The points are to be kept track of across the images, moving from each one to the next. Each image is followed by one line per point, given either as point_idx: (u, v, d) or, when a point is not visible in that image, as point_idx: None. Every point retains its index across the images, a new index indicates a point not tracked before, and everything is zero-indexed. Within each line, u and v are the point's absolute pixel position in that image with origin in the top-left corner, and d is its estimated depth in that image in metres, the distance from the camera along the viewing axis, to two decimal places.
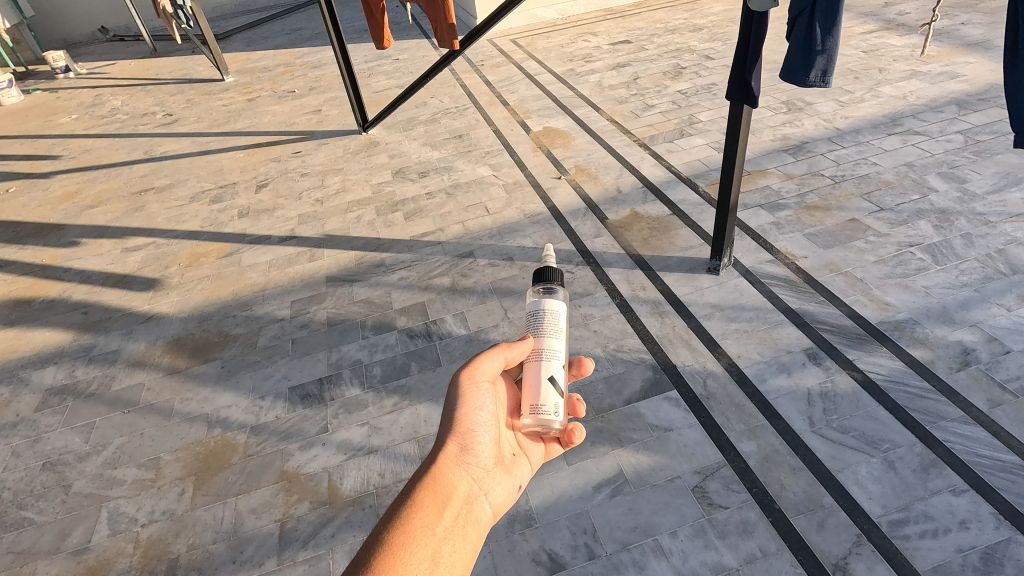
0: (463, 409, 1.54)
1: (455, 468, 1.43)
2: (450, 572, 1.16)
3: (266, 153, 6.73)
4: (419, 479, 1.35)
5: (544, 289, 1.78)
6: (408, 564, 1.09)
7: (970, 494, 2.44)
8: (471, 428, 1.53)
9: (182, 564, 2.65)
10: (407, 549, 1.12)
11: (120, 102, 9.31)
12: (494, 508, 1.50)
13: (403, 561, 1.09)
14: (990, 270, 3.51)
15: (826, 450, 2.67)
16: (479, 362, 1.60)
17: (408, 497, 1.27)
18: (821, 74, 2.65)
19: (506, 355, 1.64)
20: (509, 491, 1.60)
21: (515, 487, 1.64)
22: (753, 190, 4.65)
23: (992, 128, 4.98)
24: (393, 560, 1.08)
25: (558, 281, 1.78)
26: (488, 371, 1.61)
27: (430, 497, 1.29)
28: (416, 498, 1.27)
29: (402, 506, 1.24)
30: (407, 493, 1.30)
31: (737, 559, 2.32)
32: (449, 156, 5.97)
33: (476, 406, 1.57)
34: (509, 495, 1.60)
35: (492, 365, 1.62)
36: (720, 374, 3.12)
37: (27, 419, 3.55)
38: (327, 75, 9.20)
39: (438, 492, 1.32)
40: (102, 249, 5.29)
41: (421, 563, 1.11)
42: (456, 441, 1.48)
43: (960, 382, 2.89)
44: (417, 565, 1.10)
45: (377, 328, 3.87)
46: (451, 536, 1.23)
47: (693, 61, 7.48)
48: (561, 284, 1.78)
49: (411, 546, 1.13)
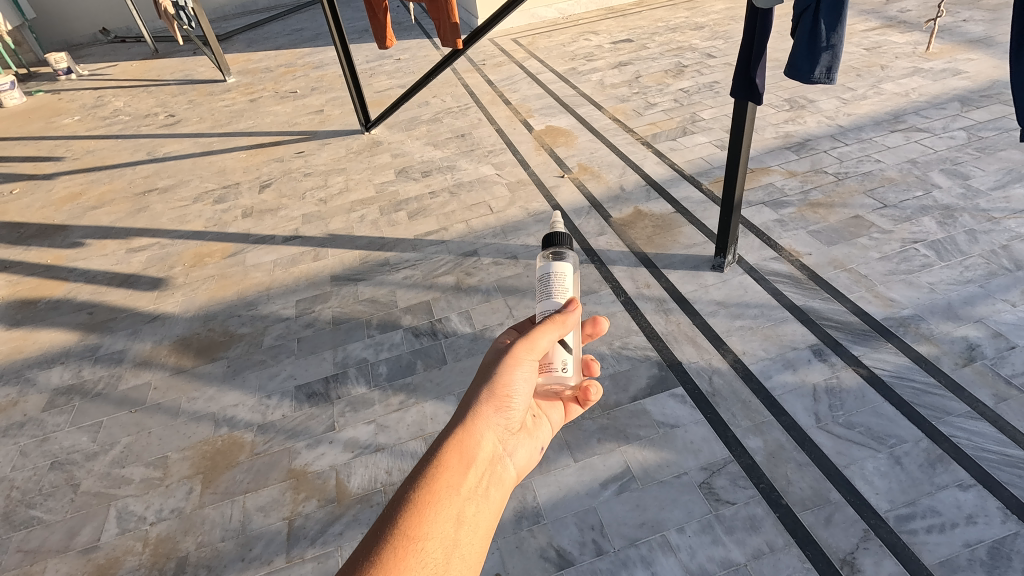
0: (502, 366, 1.37)
1: (486, 423, 1.26)
2: (478, 535, 1.03)
3: (269, 153, 6.74)
4: (447, 432, 1.20)
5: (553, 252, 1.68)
6: (433, 525, 0.97)
7: (977, 489, 2.44)
8: (507, 385, 1.36)
9: (191, 562, 2.67)
10: (432, 509, 0.99)
11: (123, 103, 9.34)
12: (521, 467, 1.35)
13: (428, 521, 0.97)
14: (995, 266, 3.52)
15: (832, 446, 2.68)
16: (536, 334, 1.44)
17: (433, 451, 1.13)
18: (825, 71, 2.65)
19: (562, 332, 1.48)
20: (535, 450, 1.45)
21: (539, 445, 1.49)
22: (756, 187, 4.66)
23: (994, 124, 4.98)
24: (417, 520, 0.96)
25: (568, 244, 1.69)
26: (541, 349, 1.44)
27: (457, 451, 1.14)
28: (441, 453, 1.12)
29: (427, 461, 1.10)
30: (432, 446, 1.15)
31: (744, 555, 2.33)
32: (452, 155, 5.98)
33: (518, 366, 1.39)
34: (536, 455, 1.45)
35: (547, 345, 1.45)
36: (725, 371, 3.13)
37: (35, 419, 3.57)
38: (328, 75, 9.22)
39: (466, 447, 1.17)
40: (107, 250, 5.30)
41: (445, 523, 0.98)
42: (490, 395, 1.31)
43: (965, 377, 2.90)
44: (441, 526, 0.97)
45: (382, 327, 3.88)
46: (478, 497, 1.09)
47: (695, 59, 7.48)
48: (570, 248, 1.68)
49: (437, 505, 1.00)
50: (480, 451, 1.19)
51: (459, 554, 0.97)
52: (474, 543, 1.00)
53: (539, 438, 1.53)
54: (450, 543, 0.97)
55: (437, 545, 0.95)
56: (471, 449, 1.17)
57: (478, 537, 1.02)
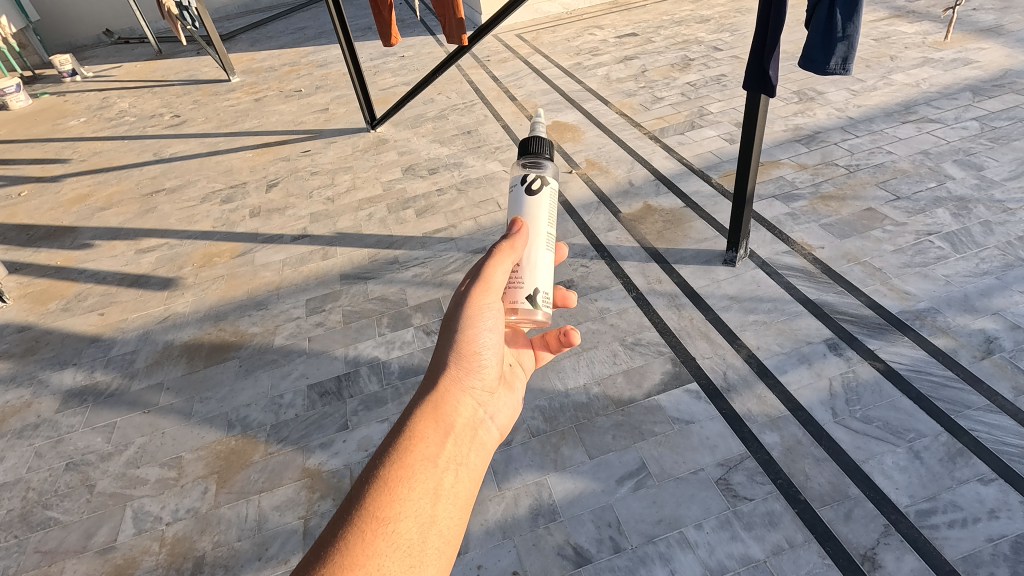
0: (465, 325, 1.31)
1: (460, 386, 1.25)
2: (454, 506, 1.03)
3: (275, 152, 6.74)
4: (420, 400, 1.18)
5: (530, 163, 1.61)
6: (406, 502, 0.97)
7: (999, 483, 2.42)
8: (477, 345, 1.33)
9: (208, 561, 2.67)
10: (404, 485, 0.99)
11: (128, 105, 9.35)
12: (503, 426, 1.37)
13: (400, 500, 0.97)
14: (1011, 257, 3.48)
15: (850, 440, 2.66)
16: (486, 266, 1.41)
17: (403, 421, 1.12)
18: (841, 62, 2.62)
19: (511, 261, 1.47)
20: (513, 405, 1.47)
21: (518, 398, 1.53)
22: (766, 180, 4.62)
23: (1008, 114, 4.92)
24: (388, 499, 0.96)
25: (546, 154, 1.60)
26: (498, 283, 1.42)
27: (430, 421, 1.13)
28: (415, 424, 1.11)
29: (399, 432, 1.09)
30: (404, 416, 1.14)
31: (764, 551, 2.32)
32: (459, 152, 5.96)
33: (487, 321, 1.36)
34: (515, 410, 1.47)
35: (500, 278, 1.43)
36: (740, 367, 3.11)
37: (49, 420, 3.58)
38: (333, 73, 9.21)
39: (441, 415, 1.16)
40: (117, 250, 5.32)
41: (420, 499, 0.99)
42: (460, 357, 1.28)
43: (984, 370, 2.87)
44: (415, 503, 0.98)
45: (393, 325, 3.87)
46: (455, 467, 1.09)
47: (702, 52, 7.42)
48: (548, 158, 1.60)
49: (410, 481, 1.00)
50: (455, 417, 1.18)
51: (437, 530, 0.98)
52: (452, 516, 1.02)
53: (517, 389, 1.57)
54: (425, 520, 0.98)
55: (410, 524, 0.95)
56: (446, 417, 1.16)
57: (455, 509, 1.04)
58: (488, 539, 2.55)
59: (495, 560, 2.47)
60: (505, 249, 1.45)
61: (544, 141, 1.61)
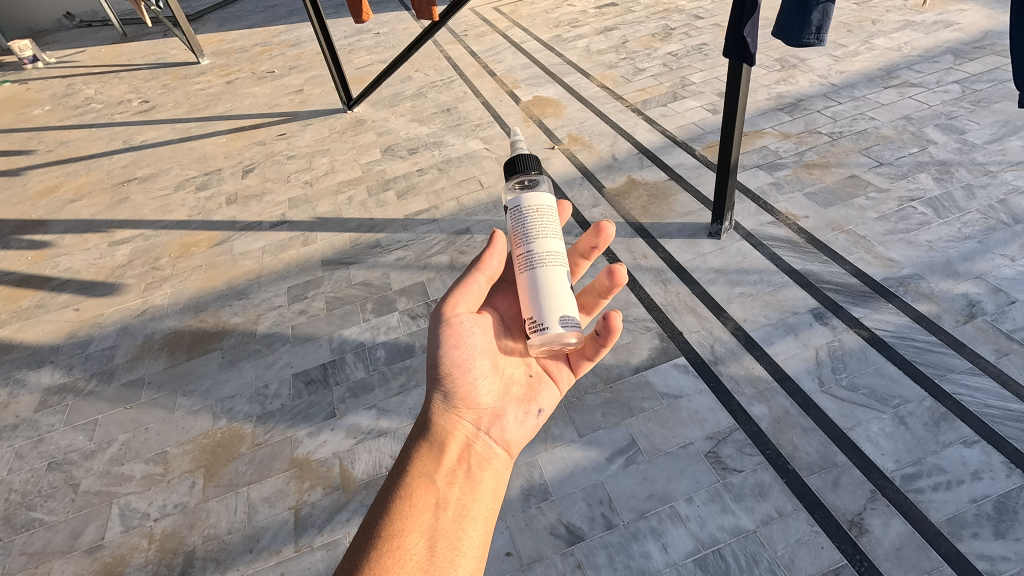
0: (448, 350, 1.42)
1: (451, 411, 1.39)
2: (453, 522, 1.19)
3: (249, 137, 6.56)
4: (416, 433, 1.35)
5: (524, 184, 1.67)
6: (408, 526, 1.13)
7: (982, 444, 2.45)
8: (466, 364, 1.44)
9: (199, 555, 2.65)
10: (405, 510, 1.15)
11: (94, 91, 9.03)
12: (508, 440, 1.49)
13: (403, 523, 1.13)
14: (993, 220, 3.49)
15: (837, 409, 2.67)
16: (450, 297, 1.46)
17: (403, 457, 1.29)
18: (815, 31, 2.56)
19: (485, 277, 1.51)
20: (525, 418, 1.55)
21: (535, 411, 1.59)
22: (750, 150, 4.58)
23: (988, 76, 4.91)
24: (391, 526, 1.12)
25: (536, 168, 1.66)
26: (468, 301, 1.48)
27: (425, 452, 1.29)
28: (410, 459, 1.27)
29: (399, 466, 1.26)
30: (402, 451, 1.31)
31: (754, 522, 2.34)
32: (439, 131, 5.83)
33: (468, 341, 1.46)
34: (528, 420, 1.56)
35: (474, 294, 1.49)
36: (727, 340, 3.11)
37: (28, 420, 3.50)
38: (306, 52, 8.95)
39: (433, 443, 1.32)
40: (89, 243, 5.16)
41: (420, 521, 1.15)
42: (448, 381, 1.41)
43: (967, 335, 2.89)
44: (417, 524, 1.14)
45: (377, 310, 3.81)
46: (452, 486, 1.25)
47: (682, 21, 7.31)
48: (540, 173, 1.66)
49: (410, 507, 1.16)
50: (447, 442, 1.34)
51: (441, 544, 1.14)
52: (452, 529, 1.18)
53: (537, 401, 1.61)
54: (429, 536, 1.14)
55: (415, 542, 1.12)
56: (439, 444, 1.32)
57: (456, 523, 1.20)
58: None
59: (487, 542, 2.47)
60: (480, 267, 1.50)
61: (533, 158, 1.66)
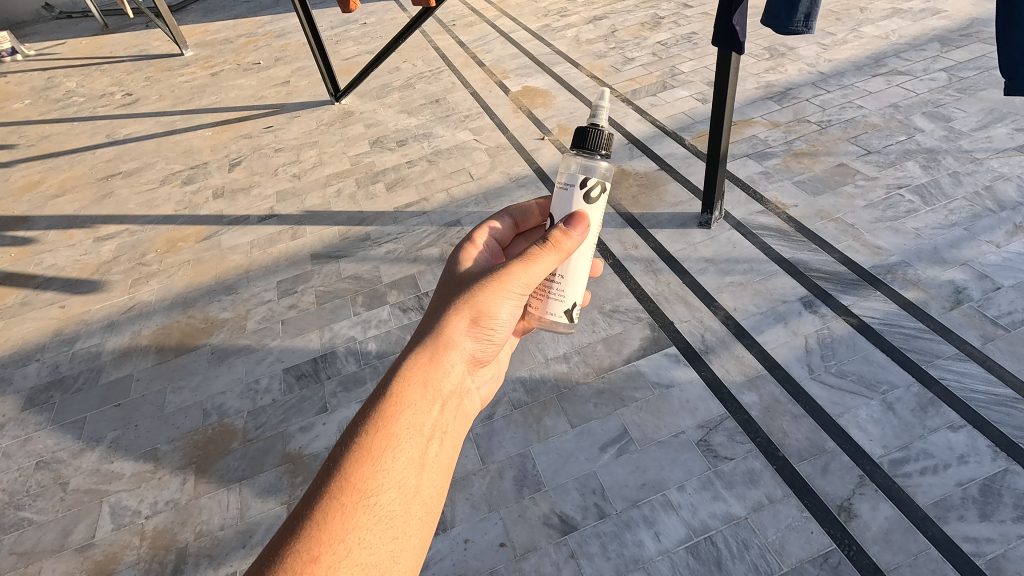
0: (488, 294, 1.22)
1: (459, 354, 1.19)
2: (434, 478, 1.01)
3: (236, 130, 6.48)
4: (410, 356, 1.11)
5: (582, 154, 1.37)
6: (388, 474, 0.94)
7: (968, 429, 2.49)
8: (493, 317, 1.24)
9: (191, 551, 2.64)
10: (389, 455, 0.95)
11: (75, 84, 8.86)
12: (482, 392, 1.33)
13: (383, 470, 0.93)
14: (979, 207, 3.52)
15: (827, 396, 2.70)
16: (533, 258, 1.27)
17: (393, 379, 1.05)
18: (804, 19, 2.55)
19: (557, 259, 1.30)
20: (498, 371, 1.42)
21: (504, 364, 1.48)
22: (740, 139, 4.58)
23: (974, 64, 4.94)
24: (368, 470, 0.92)
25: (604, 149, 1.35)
26: (536, 271, 1.28)
27: (423, 384, 1.07)
28: (404, 386, 1.04)
29: (387, 390, 1.03)
30: (391, 372, 1.07)
31: (745, 508, 2.36)
32: (428, 122, 5.79)
33: (508, 297, 1.26)
34: (498, 374, 1.43)
35: (540, 273, 1.29)
36: (717, 329, 3.12)
37: (15, 419, 3.46)
38: (292, 43, 8.82)
39: (432, 378, 1.09)
40: (74, 239, 5.09)
41: (403, 471, 0.95)
42: (471, 323, 1.20)
43: (953, 321, 2.92)
44: (398, 474, 0.95)
45: (368, 304, 3.79)
46: (442, 436, 1.06)
47: (671, 10, 7.28)
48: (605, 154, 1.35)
49: (395, 451, 0.96)
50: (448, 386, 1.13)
51: (418, 501, 0.96)
52: (433, 486, 1.00)
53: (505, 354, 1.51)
54: (409, 491, 0.95)
55: (391, 497, 0.93)
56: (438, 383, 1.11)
57: (438, 480, 1.02)
58: (474, 512, 2.55)
59: (481, 533, 2.47)
60: (556, 248, 1.28)
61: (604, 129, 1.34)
